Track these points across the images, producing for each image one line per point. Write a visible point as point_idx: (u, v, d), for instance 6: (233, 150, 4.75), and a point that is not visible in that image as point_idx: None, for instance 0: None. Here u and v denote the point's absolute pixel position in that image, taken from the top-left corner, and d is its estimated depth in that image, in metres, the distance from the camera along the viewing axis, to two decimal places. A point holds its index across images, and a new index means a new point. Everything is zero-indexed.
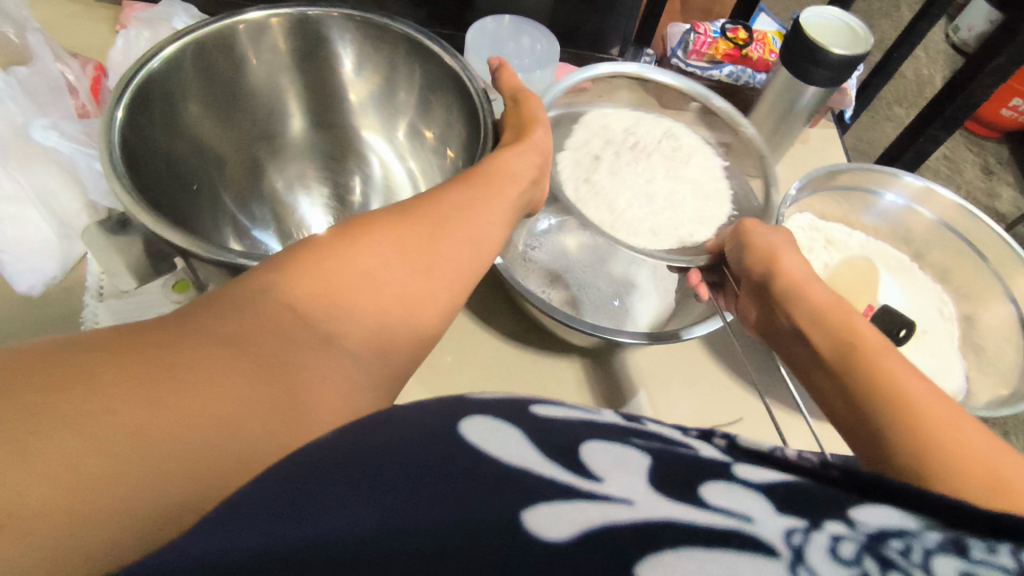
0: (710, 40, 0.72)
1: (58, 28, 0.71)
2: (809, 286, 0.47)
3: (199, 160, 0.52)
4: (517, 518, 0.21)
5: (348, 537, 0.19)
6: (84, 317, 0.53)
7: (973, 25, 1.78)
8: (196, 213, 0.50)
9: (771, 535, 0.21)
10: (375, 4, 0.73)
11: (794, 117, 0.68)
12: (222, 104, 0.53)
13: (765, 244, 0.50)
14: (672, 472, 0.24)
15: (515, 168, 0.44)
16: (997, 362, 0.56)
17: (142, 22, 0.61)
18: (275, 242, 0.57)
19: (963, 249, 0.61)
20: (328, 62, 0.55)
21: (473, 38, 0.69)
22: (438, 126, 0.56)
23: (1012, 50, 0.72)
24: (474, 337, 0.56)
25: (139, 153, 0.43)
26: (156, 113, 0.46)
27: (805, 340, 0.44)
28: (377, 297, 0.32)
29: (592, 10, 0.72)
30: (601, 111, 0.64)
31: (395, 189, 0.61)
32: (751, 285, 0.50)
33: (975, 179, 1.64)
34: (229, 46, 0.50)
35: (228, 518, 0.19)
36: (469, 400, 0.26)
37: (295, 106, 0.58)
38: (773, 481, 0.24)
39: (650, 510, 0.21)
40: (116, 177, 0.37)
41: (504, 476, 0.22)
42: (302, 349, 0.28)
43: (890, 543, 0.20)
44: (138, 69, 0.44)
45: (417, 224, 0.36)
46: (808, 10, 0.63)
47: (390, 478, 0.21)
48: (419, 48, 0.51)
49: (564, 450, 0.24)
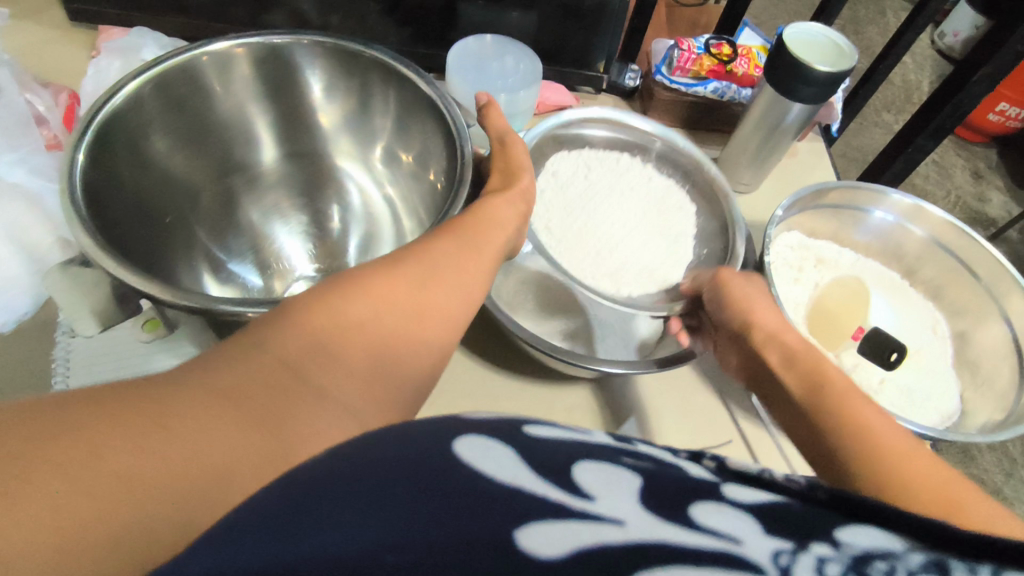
0: (694, 57, 0.70)
1: (34, 55, 0.70)
2: (784, 335, 0.47)
3: (169, 194, 0.51)
4: (510, 540, 0.21)
5: (348, 555, 0.19)
6: (56, 355, 0.51)
7: (958, 31, 1.79)
8: (167, 249, 0.50)
9: (760, 557, 0.21)
10: (356, 24, 0.72)
11: (781, 134, 0.67)
12: (190, 136, 0.52)
13: (742, 296, 0.50)
14: (671, 487, 0.23)
15: (502, 215, 0.44)
16: (993, 381, 0.55)
17: (112, 51, 0.62)
18: (256, 276, 0.56)
19: (955, 266, 0.60)
20: (297, 88, 0.55)
21: (455, 59, 0.67)
22: (416, 150, 0.55)
23: (997, 60, 0.71)
24: (460, 365, 0.55)
25: (102, 193, 0.43)
26: (120, 151, 0.46)
27: (776, 380, 0.44)
28: (371, 345, 0.31)
29: (576, 26, 0.71)
30: (564, 154, 0.65)
31: (375, 217, 0.60)
32: (728, 334, 0.50)
33: (964, 183, 1.65)
34: (195, 78, 0.50)
35: (224, 545, 0.18)
36: (464, 422, 0.24)
37: (267, 134, 0.58)
38: (764, 500, 0.23)
39: (648, 532, 0.22)
40: (81, 225, 0.37)
41: (501, 497, 0.22)
42: (292, 396, 0.27)
43: (873, 563, 0.21)
44: (99, 108, 0.43)
45: (410, 267, 0.35)
46: (792, 26, 0.62)
47: (390, 499, 0.20)
48: (393, 75, 0.51)
49: (557, 470, 0.23)
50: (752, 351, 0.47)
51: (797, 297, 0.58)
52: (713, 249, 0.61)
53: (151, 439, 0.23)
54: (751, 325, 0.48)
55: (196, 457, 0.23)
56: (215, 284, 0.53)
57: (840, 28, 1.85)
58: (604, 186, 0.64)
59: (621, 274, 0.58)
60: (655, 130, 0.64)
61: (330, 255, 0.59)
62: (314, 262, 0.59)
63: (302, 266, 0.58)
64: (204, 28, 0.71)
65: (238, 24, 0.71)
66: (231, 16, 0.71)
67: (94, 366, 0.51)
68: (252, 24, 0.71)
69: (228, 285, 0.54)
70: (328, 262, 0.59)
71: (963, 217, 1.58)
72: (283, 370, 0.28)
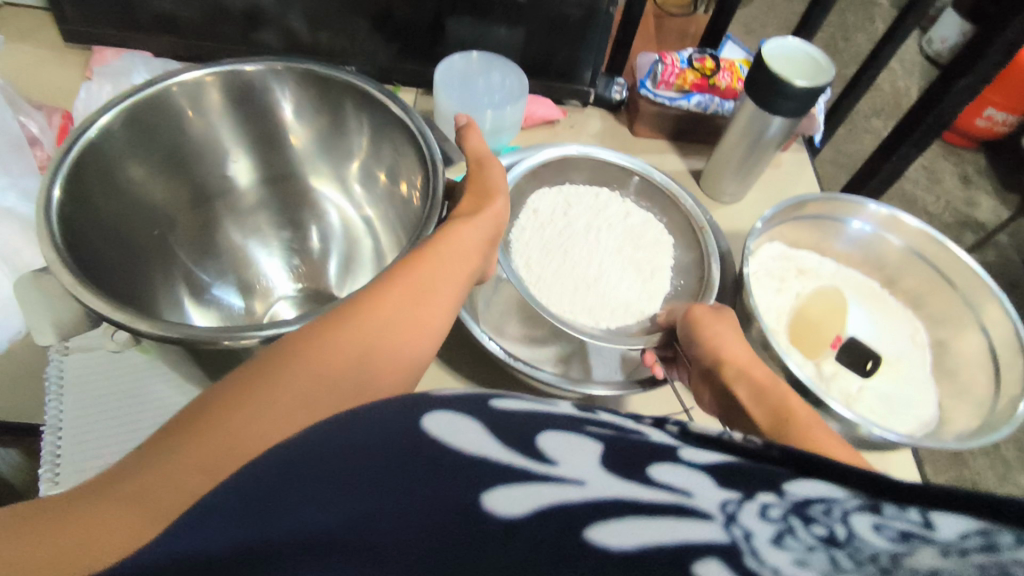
0: (678, 70, 0.72)
1: (27, 76, 0.71)
2: (752, 368, 0.47)
3: (145, 220, 0.52)
4: (476, 502, 0.21)
5: (318, 525, 0.20)
6: (48, 372, 0.52)
7: (945, 37, 1.80)
8: (145, 274, 0.51)
9: (708, 504, 0.20)
10: (345, 42, 0.73)
11: (763, 147, 0.68)
12: (167, 163, 0.54)
13: (710, 331, 0.50)
14: (630, 450, 0.23)
15: (472, 237, 0.46)
16: (970, 390, 0.56)
17: (104, 77, 0.66)
18: (237, 298, 0.57)
19: (933, 276, 0.62)
20: (268, 110, 0.56)
21: (442, 77, 0.69)
22: (392, 169, 0.56)
23: (977, 72, 0.72)
24: (448, 380, 0.56)
25: (77, 224, 0.44)
26: (93, 182, 0.47)
27: (745, 417, 0.45)
28: (350, 362, 0.33)
29: (562, 42, 0.72)
30: (541, 193, 0.66)
31: (355, 237, 0.61)
32: (702, 371, 0.51)
33: (953, 188, 1.66)
34: (166, 107, 0.51)
35: (200, 518, 0.19)
36: (430, 399, 0.24)
37: (240, 160, 0.58)
38: (718, 460, 0.22)
39: (603, 488, 0.21)
40: (60, 260, 0.38)
41: (461, 465, 0.22)
42: (275, 399, 0.28)
43: (813, 506, 0.20)
44: (74, 141, 0.45)
45: (379, 290, 0.37)
46: (771, 41, 0.63)
47: (366, 471, 0.21)
48: (367, 99, 0.53)
49: (522, 439, 0.23)
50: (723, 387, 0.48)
51: (778, 305, 0.60)
52: (688, 282, 0.62)
53: (132, 471, 0.24)
54: (720, 360, 0.49)
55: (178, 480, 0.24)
56: (196, 311, 0.54)
57: (829, 35, 1.87)
58: (581, 223, 0.66)
59: (597, 309, 0.59)
60: (633, 166, 0.67)
61: (312, 276, 0.60)
62: (294, 281, 0.60)
63: (281, 286, 0.60)
64: (196, 47, 0.72)
65: (229, 42, 0.72)
66: (221, 35, 0.72)
67: (88, 383, 0.52)
68: (243, 42, 0.72)
69: (208, 309, 0.55)
70: (309, 283, 0.60)
71: (952, 222, 1.60)
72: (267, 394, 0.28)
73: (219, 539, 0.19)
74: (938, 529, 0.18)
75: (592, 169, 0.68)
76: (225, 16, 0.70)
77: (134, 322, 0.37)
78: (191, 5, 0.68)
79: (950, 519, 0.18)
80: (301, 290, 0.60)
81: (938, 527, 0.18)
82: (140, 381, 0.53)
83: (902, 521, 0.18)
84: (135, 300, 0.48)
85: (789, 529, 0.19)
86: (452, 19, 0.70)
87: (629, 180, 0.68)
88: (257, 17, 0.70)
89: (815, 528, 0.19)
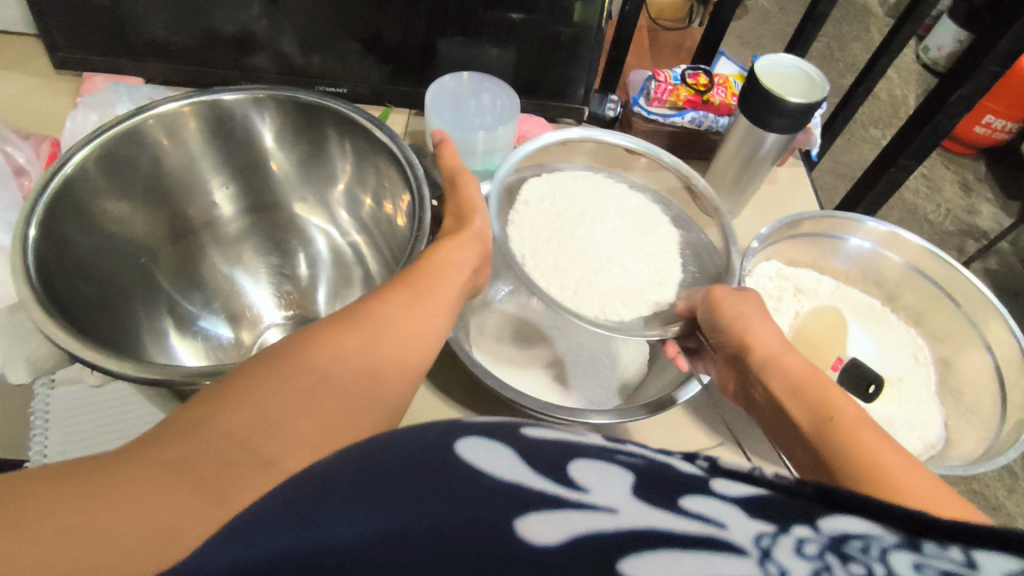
0: (671, 87, 0.71)
1: (17, 105, 0.71)
2: (784, 355, 0.46)
3: (126, 253, 0.51)
4: (509, 526, 0.21)
5: (358, 542, 0.19)
6: (35, 407, 0.52)
7: (941, 45, 1.80)
8: (128, 309, 0.50)
9: (743, 538, 0.21)
10: (336, 65, 0.72)
11: (759, 163, 0.67)
12: (149, 195, 0.53)
13: (736, 316, 0.49)
14: (662, 479, 0.22)
15: (457, 258, 0.46)
16: (977, 410, 0.56)
17: (89, 107, 0.66)
18: (226, 329, 0.56)
19: (934, 293, 0.62)
20: (250, 140, 0.56)
21: (433, 98, 0.68)
22: (377, 193, 0.56)
23: (972, 82, 0.71)
24: (443, 410, 0.54)
25: (55, 262, 0.43)
26: (70, 218, 0.46)
27: (783, 414, 0.43)
28: (334, 391, 0.32)
29: (555, 61, 0.72)
30: (545, 178, 0.63)
31: (345, 264, 0.60)
32: (728, 355, 0.50)
33: (954, 196, 1.65)
34: (145, 140, 0.51)
35: (237, 536, 0.19)
36: (463, 425, 0.24)
37: (222, 191, 0.58)
38: (751, 493, 0.22)
39: (636, 517, 0.21)
40: (32, 297, 0.38)
41: (496, 491, 0.21)
42: (256, 439, 0.28)
43: (851, 543, 0.20)
44: (52, 177, 0.44)
45: (355, 324, 0.36)
46: (764, 58, 0.63)
47: (395, 493, 0.21)
48: (348, 123, 0.53)
49: (555, 467, 0.22)
50: (750, 376, 0.47)
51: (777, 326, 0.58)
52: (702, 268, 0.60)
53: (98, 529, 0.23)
54: (747, 347, 0.48)
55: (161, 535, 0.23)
56: (181, 342, 0.53)
57: (825, 46, 1.88)
58: (590, 205, 0.61)
59: (612, 297, 0.55)
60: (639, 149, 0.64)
61: (301, 303, 0.59)
62: (281, 308, 0.59)
63: (269, 312, 0.59)
64: (188, 72, 0.72)
65: (221, 67, 0.72)
66: (213, 59, 0.71)
67: (74, 418, 0.52)
68: (235, 67, 0.72)
69: (194, 341, 0.54)
70: (297, 308, 0.59)
71: (953, 230, 1.59)
72: (239, 448, 0.27)
73: (251, 551, 0.19)
74: (981, 570, 0.18)
75: (594, 153, 0.66)
76: (217, 41, 0.70)
77: (109, 365, 0.36)
78: (183, 31, 0.68)
79: (992, 560, 0.18)
80: (290, 317, 0.59)
81: (980, 568, 0.18)
82: (128, 416, 0.52)
83: (943, 561, 0.19)
84: (118, 335, 0.48)
85: (827, 567, 0.19)
86: (443, 40, 0.70)
87: (632, 162, 0.66)
88: (248, 41, 0.70)
89: (854, 567, 0.19)
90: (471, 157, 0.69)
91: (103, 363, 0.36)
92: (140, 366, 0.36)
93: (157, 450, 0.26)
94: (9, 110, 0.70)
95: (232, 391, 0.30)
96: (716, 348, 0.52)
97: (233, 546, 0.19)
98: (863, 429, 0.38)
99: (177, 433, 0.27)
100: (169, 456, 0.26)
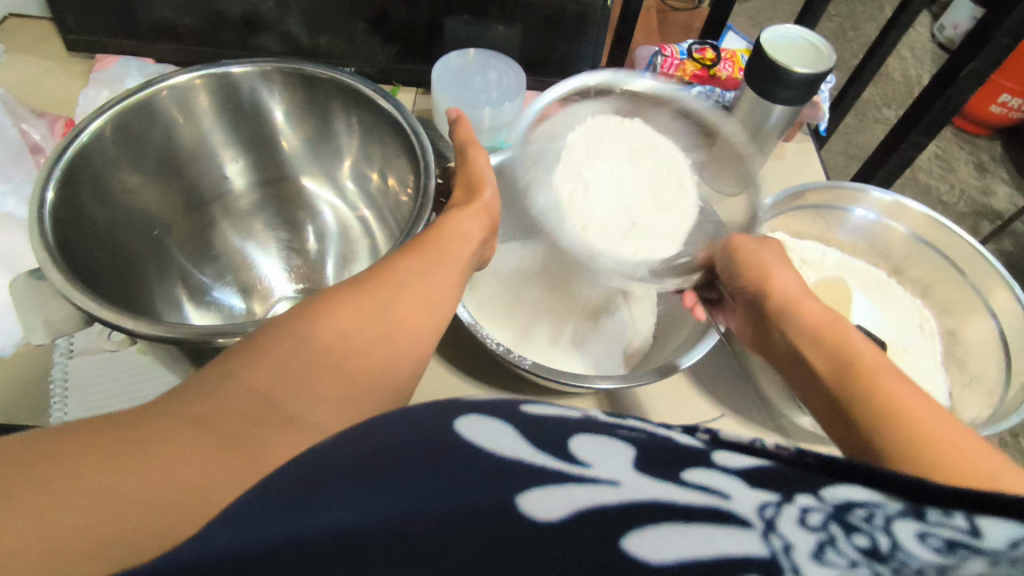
0: (678, 62, 0.72)
1: (30, 85, 0.72)
2: (804, 302, 0.48)
3: (138, 223, 0.53)
4: (512, 504, 0.21)
5: (360, 525, 0.19)
6: (53, 374, 0.53)
7: (957, 23, 1.76)
8: (143, 279, 0.52)
9: (747, 510, 0.20)
10: (342, 45, 0.73)
11: (766, 135, 0.66)
12: (162, 169, 0.54)
13: (757, 261, 0.51)
14: (664, 453, 0.22)
15: (464, 230, 0.46)
16: (981, 377, 0.57)
17: (99, 82, 0.69)
18: (237, 300, 0.58)
19: (939, 262, 0.62)
20: (258, 115, 0.57)
21: (439, 75, 0.68)
22: (383, 168, 0.57)
23: (984, 56, 0.70)
24: (454, 379, 0.55)
25: (71, 228, 0.45)
26: (85, 187, 0.47)
27: (797, 357, 0.44)
28: (357, 355, 0.34)
29: (560, 37, 0.72)
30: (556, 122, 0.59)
31: (352, 237, 0.62)
32: (745, 300, 0.51)
33: (968, 177, 1.63)
34: (155, 112, 0.51)
35: (244, 515, 0.19)
36: (463, 404, 0.24)
37: (233, 164, 0.59)
38: (754, 464, 0.22)
39: (636, 489, 0.21)
40: (51, 260, 0.39)
41: (499, 469, 0.22)
42: (279, 394, 0.29)
43: (855, 512, 0.20)
44: (67, 145, 0.45)
45: (366, 287, 0.37)
46: (771, 30, 0.63)
47: (399, 471, 0.21)
48: (355, 97, 0.53)
49: (554, 442, 0.23)
50: (768, 320, 0.48)
51: None
52: None
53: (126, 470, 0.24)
54: (767, 291, 0.49)
55: (190, 472, 0.25)
56: (195, 311, 0.55)
57: (837, 25, 1.85)
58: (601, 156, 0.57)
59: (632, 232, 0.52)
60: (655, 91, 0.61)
61: (310, 276, 0.60)
62: (292, 281, 0.60)
63: (280, 286, 0.60)
64: (197, 53, 0.73)
65: (230, 48, 0.73)
66: (221, 40, 0.72)
67: (92, 384, 0.53)
68: (241, 46, 0.73)
69: (207, 311, 0.55)
70: (307, 282, 0.60)
71: (968, 211, 1.56)
72: (262, 406, 0.28)
73: (253, 535, 0.19)
74: (985, 538, 0.19)
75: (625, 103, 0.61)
76: (224, 22, 0.70)
77: (126, 325, 0.37)
78: (190, 12, 0.69)
79: (997, 526, 0.19)
80: (300, 290, 0.60)
81: (984, 536, 0.19)
82: (145, 382, 0.54)
83: (948, 529, 0.19)
84: (134, 302, 0.49)
85: (830, 538, 0.20)
86: (450, 19, 0.70)
87: None
88: (256, 22, 0.70)
89: (859, 537, 0.19)
90: (478, 133, 0.69)
91: (117, 322, 0.37)
92: (156, 325, 0.37)
93: (181, 406, 0.27)
94: (24, 91, 0.72)
95: (249, 349, 0.31)
96: (736, 298, 0.53)
97: (236, 527, 0.19)
98: (885, 373, 0.39)
99: (196, 390, 0.28)
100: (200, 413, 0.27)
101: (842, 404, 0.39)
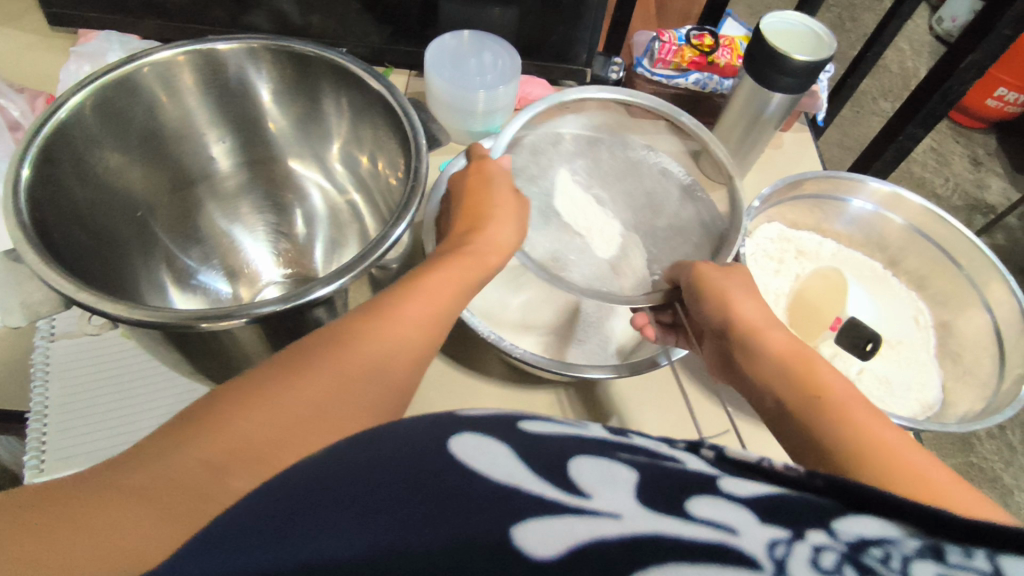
0: (676, 48, 0.69)
1: (12, 60, 0.70)
2: (767, 332, 0.46)
3: (120, 204, 0.51)
4: (508, 537, 0.20)
5: (343, 557, 0.19)
6: (34, 359, 0.52)
7: (956, 15, 1.76)
8: (126, 260, 0.51)
9: (756, 547, 0.20)
10: (335, 26, 0.71)
11: (763, 124, 0.65)
12: (145, 148, 0.53)
13: (720, 290, 0.48)
14: (669, 481, 0.22)
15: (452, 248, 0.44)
16: (974, 370, 0.57)
17: (82, 57, 0.67)
18: (225, 285, 0.58)
19: (935, 254, 0.62)
20: (245, 95, 0.55)
21: (433, 57, 0.67)
22: (374, 151, 0.55)
23: (985, 46, 0.68)
24: (445, 369, 0.55)
25: (50, 205, 0.43)
26: (66, 166, 0.46)
27: (767, 386, 0.43)
28: (357, 363, 0.34)
29: (556, 20, 0.70)
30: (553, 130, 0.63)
31: (340, 214, 0.61)
32: (711, 332, 0.49)
33: (963, 170, 1.62)
34: (135, 88, 0.50)
35: (209, 551, 0.19)
36: (453, 419, 0.23)
37: (218, 146, 0.58)
38: (762, 492, 0.22)
39: (638, 525, 0.20)
40: (26, 242, 0.37)
41: (493, 497, 0.21)
42: (272, 442, 0.29)
43: (870, 551, 0.20)
44: (45, 121, 0.44)
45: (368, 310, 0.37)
46: (772, 15, 0.61)
47: (385, 497, 0.20)
48: (345, 78, 0.52)
49: (552, 468, 0.22)
50: (735, 352, 0.47)
51: (776, 288, 0.60)
52: (693, 218, 0.61)
53: None
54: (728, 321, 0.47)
55: None
56: (180, 295, 0.54)
57: (836, 16, 1.84)
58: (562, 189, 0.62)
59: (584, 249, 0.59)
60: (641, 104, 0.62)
61: (298, 261, 0.61)
62: (280, 266, 0.61)
63: (268, 270, 0.60)
64: (184, 30, 0.71)
65: (219, 25, 0.71)
66: (209, 17, 0.70)
67: (74, 369, 0.52)
68: (231, 24, 0.70)
69: (191, 294, 0.55)
70: (294, 267, 0.61)
71: (961, 204, 1.56)
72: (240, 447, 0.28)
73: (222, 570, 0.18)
74: None
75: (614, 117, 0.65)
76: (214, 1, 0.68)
77: (105, 309, 0.36)
78: None
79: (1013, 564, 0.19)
80: (288, 275, 0.60)
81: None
82: (128, 368, 0.53)
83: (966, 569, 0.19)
84: (115, 285, 0.48)
85: None
86: None
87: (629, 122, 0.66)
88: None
89: None
90: (472, 117, 0.68)
91: (94, 304, 0.36)
92: (135, 307, 0.36)
93: None
94: (5, 65, 0.70)
95: (242, 393, 0.30)
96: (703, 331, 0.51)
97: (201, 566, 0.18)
98: (851, 408, 0.38)
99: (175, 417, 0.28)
100: (211, 451, 0.27)
101: (815, 436, 0.38)
